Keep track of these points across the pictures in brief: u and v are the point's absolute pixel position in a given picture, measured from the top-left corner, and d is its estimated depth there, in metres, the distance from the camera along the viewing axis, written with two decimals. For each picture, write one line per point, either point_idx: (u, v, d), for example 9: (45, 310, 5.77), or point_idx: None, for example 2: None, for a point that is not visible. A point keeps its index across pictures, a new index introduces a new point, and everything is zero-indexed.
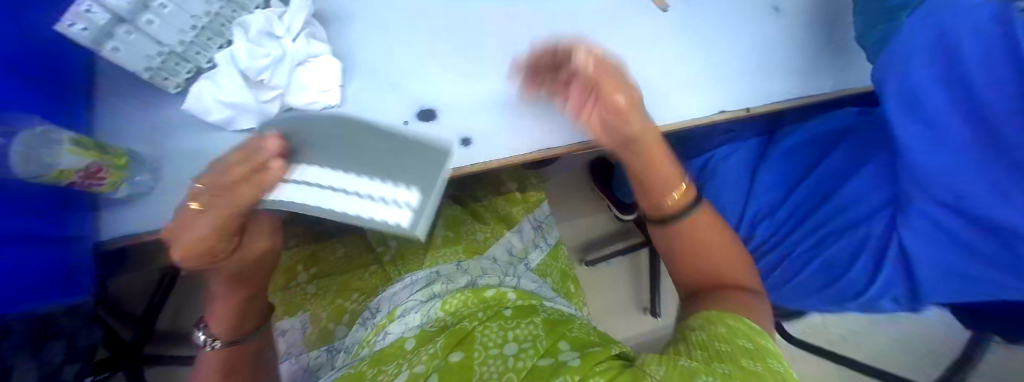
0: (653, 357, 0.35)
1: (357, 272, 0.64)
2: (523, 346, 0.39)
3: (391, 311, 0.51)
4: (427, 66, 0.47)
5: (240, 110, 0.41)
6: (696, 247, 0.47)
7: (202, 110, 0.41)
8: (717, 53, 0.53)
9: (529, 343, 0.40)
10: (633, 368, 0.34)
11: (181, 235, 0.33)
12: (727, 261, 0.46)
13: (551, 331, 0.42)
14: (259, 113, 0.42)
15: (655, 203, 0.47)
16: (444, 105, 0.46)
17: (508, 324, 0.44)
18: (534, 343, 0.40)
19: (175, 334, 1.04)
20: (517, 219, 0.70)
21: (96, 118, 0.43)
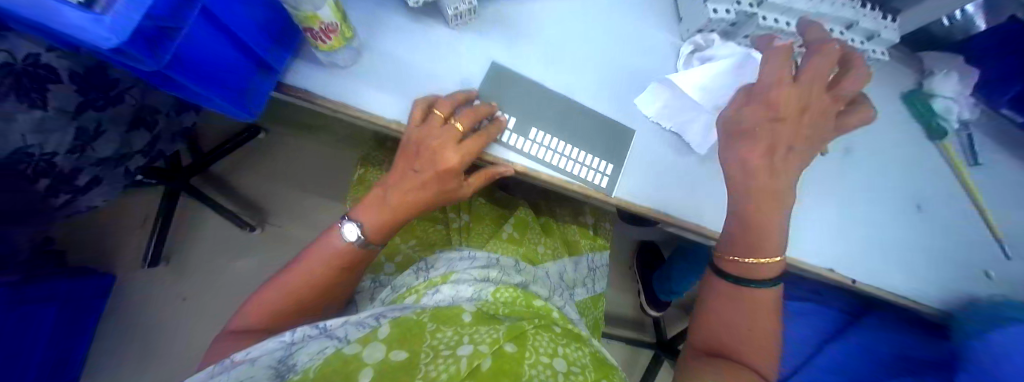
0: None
1: (426, 224, 0.67)
2: (574, 369, 0.41)
3: (447, 274, 0.53)
4: (605, 89, 0.51)
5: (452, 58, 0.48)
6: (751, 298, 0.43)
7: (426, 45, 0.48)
8: (850, 217, 0.55)
9: (578, 368, 0.41)
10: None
11: (446, 145, 0.43)
12: (760, 335, 0.44)
13: (598, 370, 0.43)
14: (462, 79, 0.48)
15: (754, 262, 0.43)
16: (599, 131, 0.49)
17: (560, 341, 0.46)
18: (582, 371, 0.41)
19: (223, 181, 1.10)
20: (580, 249, 0.72)
21: None
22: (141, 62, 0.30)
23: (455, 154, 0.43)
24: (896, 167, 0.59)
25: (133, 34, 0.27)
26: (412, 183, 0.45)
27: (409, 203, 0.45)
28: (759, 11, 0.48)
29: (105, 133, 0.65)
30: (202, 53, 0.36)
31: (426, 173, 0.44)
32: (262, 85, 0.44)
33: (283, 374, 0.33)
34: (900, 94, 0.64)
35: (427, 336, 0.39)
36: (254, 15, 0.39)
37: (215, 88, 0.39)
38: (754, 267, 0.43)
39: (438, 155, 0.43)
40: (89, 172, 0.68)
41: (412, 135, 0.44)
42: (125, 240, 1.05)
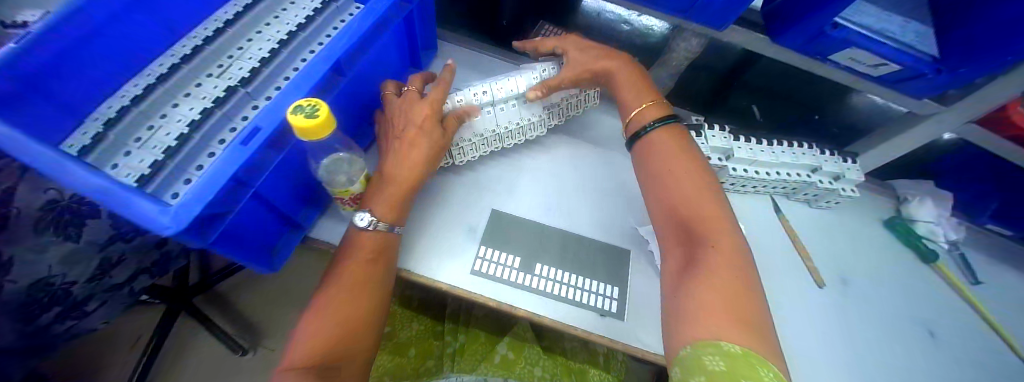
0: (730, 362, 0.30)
1: (418, 359, 0.65)
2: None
3: None
4: (599, 230, 0.54)
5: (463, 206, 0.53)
6: (689, 208, 0.42)
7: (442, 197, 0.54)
8: (861, 350, 0.53)
9: None
10: None
11: (423, 103, 0.47)
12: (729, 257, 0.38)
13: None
14: (470, 227, 0.52)
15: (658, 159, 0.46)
16: (595, 270, 0.51)
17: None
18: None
19: (227, 297, 1.11)
20: (588, 380, 0.68)
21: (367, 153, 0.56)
22: (194, 243, 0.34)
23: (424, 102, 0.47)
24: (897, 293, 0.60)
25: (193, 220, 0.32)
26: (406, 148, 0.45)
27: (411, 162, 0.45)
28: (727, 163, 0.56)
29: (126, 261, 0.67)
30: (244, 223, 0.40)
31: (411, 115, 0.47)
32: (289, 242, 0.47)
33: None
34: (882, 220, 0.68)
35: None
36: (295, 185, 0.44)
37: (246, 252, 0.41)
38: (638, 119, 0.50)
39: (412, 109, 0.47)
40: (100, 297, 0.67)
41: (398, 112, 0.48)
42: (109, 363, 1.00)
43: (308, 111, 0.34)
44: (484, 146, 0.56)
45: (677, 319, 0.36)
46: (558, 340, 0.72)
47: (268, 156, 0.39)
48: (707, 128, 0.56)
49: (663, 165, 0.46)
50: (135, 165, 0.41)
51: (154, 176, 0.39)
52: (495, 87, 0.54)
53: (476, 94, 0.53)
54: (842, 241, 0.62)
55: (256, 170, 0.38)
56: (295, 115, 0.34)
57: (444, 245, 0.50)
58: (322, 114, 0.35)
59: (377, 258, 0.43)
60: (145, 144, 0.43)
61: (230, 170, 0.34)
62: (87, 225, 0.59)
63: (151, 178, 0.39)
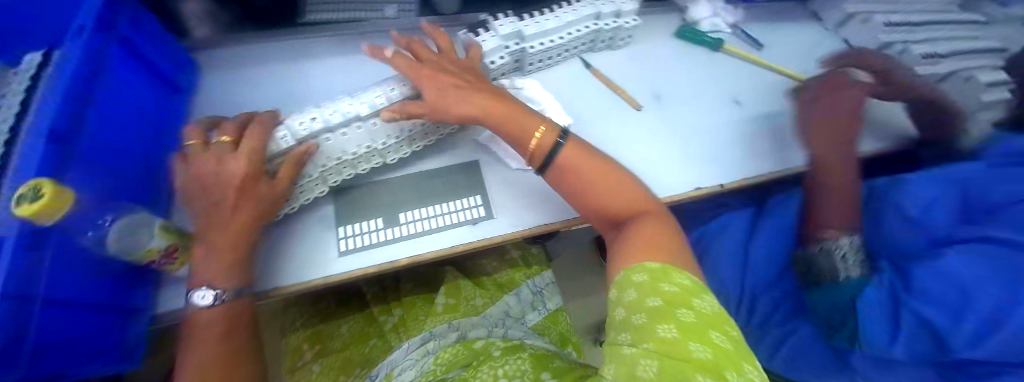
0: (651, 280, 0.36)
1: (359, 345, 0.65)
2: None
3: (387, 374, 0.53)
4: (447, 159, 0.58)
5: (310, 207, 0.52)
6: (614, 197, 0.46)
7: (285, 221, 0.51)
8: (685, 141, 0.64)
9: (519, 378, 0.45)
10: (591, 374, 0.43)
11: (233, 159, 0.43)
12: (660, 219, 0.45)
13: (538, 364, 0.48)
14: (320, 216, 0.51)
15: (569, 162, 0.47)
16: (455, 193, 0.55)
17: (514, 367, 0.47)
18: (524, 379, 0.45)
19: None
20: (519, 283, 0.75)
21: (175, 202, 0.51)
22: None
23: (239, 156, 0.43)
24: (702, 84, 0.72)
25: None
26: (227, 215, 0.42)
27: (235, 227, 0.42)
28: (524, 44, 0.60)
29: None
30: (60, 336, 0.36)
31: (220, 181, 0.42)
32: (137, 326, 0.44)
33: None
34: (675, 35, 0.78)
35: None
36: (100, 272, 0.40)
37: (78, 359, 0.38)
38: (541, 147, 0.47)
39: (224, 166, 0.42)
40: None
41: (201, 177, 0.43)
42: None
43: (28, 197, 0.30)
44: (333, 176, 0.51)
45: (620, 252, 0.42)
46: (482, 269, 0.77)
47: (37, 258, 0.33)
48: (493, 20, 0.59)
49: (578, 163, 0.47)
50: None
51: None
52: (326, 112, 0.51)
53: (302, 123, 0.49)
54: (648, 65, 0.71)
55: (32, 280, 0.32)
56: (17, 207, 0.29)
57: (315, 249, 0.49)
58: (46, 193, 0.31)
59: (235, 330, 0.41)
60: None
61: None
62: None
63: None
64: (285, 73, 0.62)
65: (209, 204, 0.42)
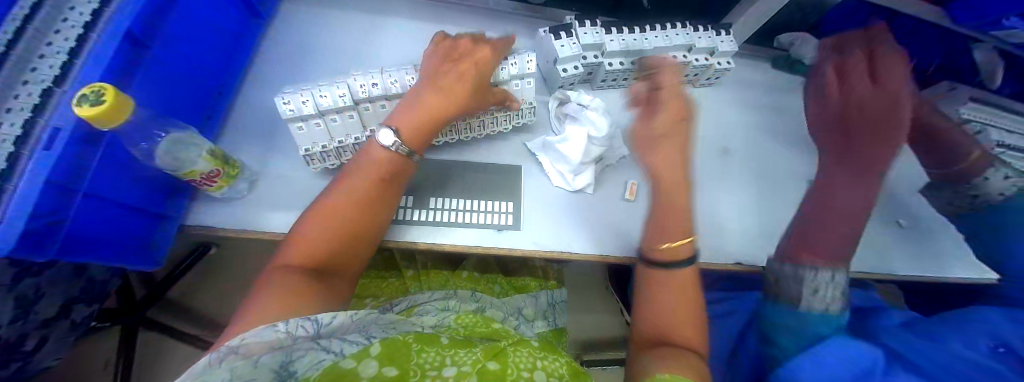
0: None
1: (376, 280, 0.66)
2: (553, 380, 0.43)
3: (411, 306, 0.58)
4: (489, 153, 0.56)
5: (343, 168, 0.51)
6: (664, 307, 0.47)
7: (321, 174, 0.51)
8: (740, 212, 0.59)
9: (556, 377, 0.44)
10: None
11: (486, 52, 0.49)
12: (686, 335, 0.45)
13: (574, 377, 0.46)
14: None
15: (669, 271, 0.48)
16: (490, 192, 0.53)
17: (539, 353, 0.47)
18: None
19: (183, 304, 1.09)
20: (532, 292, 0.69)
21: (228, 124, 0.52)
22: (37, 257, 0.34)
23: (486, 50, 0.49)
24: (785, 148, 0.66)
25: (23, 237, 0.31)
26: (448, 86, 0.47)
27: (448, 99, 0.47)
28: (603, 60, 0.56)
29: (48, 294, 0.69)
30: (96, 226, 0.39)
31: (465, 61, 0.48)
32: (164, 234, 0.46)
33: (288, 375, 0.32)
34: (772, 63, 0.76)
35: (415, 354, 0.40)
36: (139, 176, 0.42)
37: (112, 251, 0.41)
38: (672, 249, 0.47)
39: (475, 53, 0.49)
40: (37, 335, 0.70)
41: (443, 61, 0.49)
42: None
43: (92, 98, 0.31)
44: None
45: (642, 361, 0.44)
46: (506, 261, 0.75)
47: (86, 153, 0.36)
48: (578, 26, 0.55)
49: (666, 274, 0.48)
50: None
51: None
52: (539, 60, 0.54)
53: (362, 87, 0.47)
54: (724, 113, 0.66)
55: (79, 172, 0.36)
56: (77, 105, 0.30)
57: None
58: (108, 99, 0.31)
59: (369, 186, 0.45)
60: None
61: (43, 178, 0.32)
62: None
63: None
64: (356, 22, 0.61)
65: (446, 74, 0.47)
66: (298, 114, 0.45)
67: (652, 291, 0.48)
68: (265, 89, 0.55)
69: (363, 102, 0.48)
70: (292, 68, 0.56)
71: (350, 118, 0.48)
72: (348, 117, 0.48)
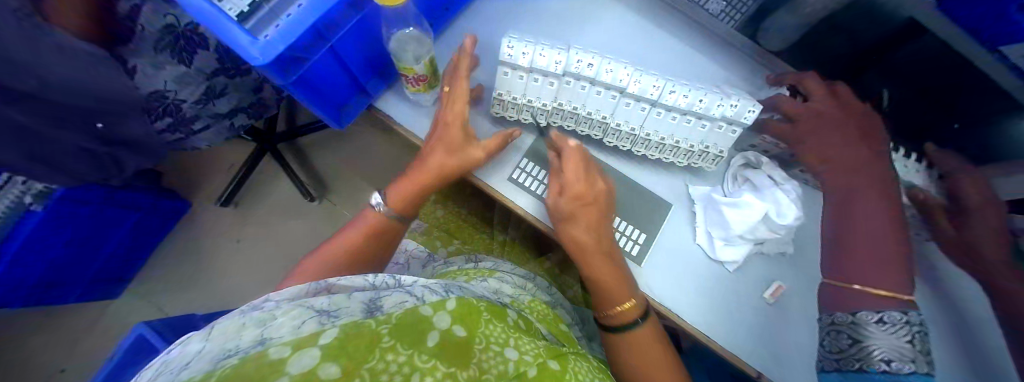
0: None
1: (473, 226, 0.72)
2: None
3: (491, 270, 0.61)
4: (647, 178, 0.54)
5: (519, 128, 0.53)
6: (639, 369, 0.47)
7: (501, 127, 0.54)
8: None
9: None
10: None
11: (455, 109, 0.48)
12: None
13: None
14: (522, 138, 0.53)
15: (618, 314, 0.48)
16: (630, 215, 0.52)
17: (598, 374, 0.47)
18: None
19: (300, 150, 1.25)
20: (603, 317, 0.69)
21: (444, 36, 0.56)
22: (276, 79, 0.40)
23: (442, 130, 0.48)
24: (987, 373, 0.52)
25: (278, 58, 0.37)
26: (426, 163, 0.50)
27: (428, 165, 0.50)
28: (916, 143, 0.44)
29: (227, 95, 0.78)
30: (320, 76, 0.45)
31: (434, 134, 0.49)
32: (357, 105, 0.52)
33: (372, 310, 0.40)
34: None
35: (483, 323, 0.46)
36: (366, 51, 0.47)
37: (319, 101, 0.47)
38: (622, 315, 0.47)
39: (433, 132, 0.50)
40: (204, 121, 0.80)
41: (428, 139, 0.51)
42: (206, 178, 1.24)
43: None
44: (557, 117, 0.51)
45: None
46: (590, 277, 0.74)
47: (346, 16, 0.40)
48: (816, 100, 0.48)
49: (639, 344, 0.48)
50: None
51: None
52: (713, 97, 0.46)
53: (578, 63, 0.45)
54: None
55: (333, 28, 0.40)
56: None
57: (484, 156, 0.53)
58: None
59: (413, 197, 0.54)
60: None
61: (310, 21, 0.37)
62: (196, 55, 0.68)
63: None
64: None
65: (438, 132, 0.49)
66: (513, 61, 0.46)
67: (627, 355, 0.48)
68: (486, 20, 0.57)
69: (567, 76, 0.46)
70: (508, 11, 0.58)
71: (549, 85, 0.48)
72: (548, 84, 0.48)
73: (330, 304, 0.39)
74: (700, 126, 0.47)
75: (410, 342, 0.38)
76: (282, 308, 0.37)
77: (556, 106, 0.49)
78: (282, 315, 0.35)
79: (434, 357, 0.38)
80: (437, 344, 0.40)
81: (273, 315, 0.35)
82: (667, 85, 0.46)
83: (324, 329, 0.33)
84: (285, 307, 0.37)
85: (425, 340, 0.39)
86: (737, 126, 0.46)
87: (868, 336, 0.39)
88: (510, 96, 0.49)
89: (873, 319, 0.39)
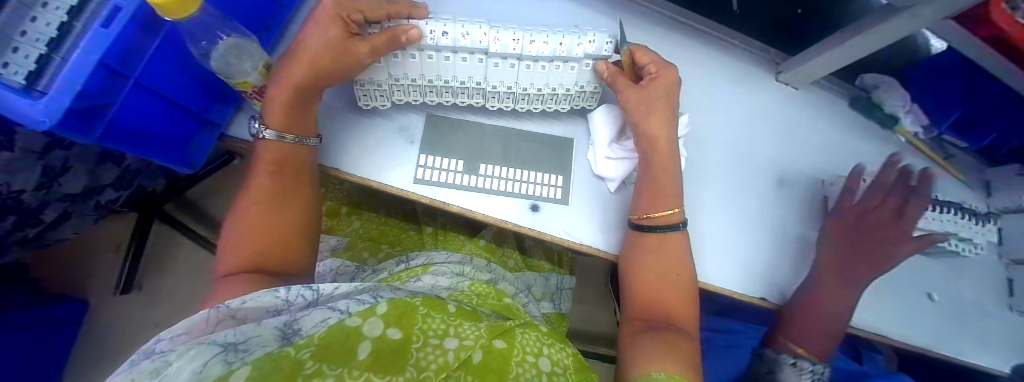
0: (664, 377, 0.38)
1: (399, 229, 0.67)
2: (557, 370, 0.43)
3: (426, 265, 0.58)
4: (537, 132, 0.54)
5: (399, 120, 0.51)
6: (656, 293, 0.49)
7: (381, 123, 0.50)
8: (777, 242, 0.57)
9: (561, 370, 0.44)
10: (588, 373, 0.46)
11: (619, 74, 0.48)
12: (677, 313, 0.49)
13: (579, 370, 0.46)
14: (405, 125, 0.50)
15: (660, 237, 0.49)
16: (529, 166, 0.52)
17: (546, 340, 0.48)
18: (564, 372, 0.44)
19: (198, 207, 1.12)
20: (543, 273, 0.68)
21: (287, 32, 0.50)
22: (80, 139, 0.34)
23: (326, 14, 0.39)
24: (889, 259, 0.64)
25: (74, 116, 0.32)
26: (305, 54, 0.40)
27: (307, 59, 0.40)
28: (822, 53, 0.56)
29: (73, 168, 0.67)
30: (142, 120, 0.40)
31: (321, 14, 0.40)
32: (204, 142, 0.48)
33: (288, 337, 0.35)
34: (847, 99, 0.68)
35: (420, 319, 0.42)
36: (191, 78, 0.42)
37: (153, 147, 0.42)
38: (654, 241, 0.49)
39: (320, 15, 0.40)
40: (56, 207, 0.69)
41: (308, 23, 0.41)
42: (94, 268, 1.08)
43: None
44: (434, 94, 0.49)
45: (634, 353, 0.45)
46: (523, 237, 0.72)
47: (145, 43, 0.36)
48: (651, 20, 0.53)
49: (658, 268, 0.49)
50: (21, 61, 0.35)
51: (43, 71, 0.34)
52: (573, 39, 0.46)
53: (432, 34, 0.42)
54: (790, 143, 0.62)
55: (133, 59, 0.35)
56: None
57: (372, 143, 0.49)
58: None
59: (290, 162, 0.45)
60: (29, 36, 0.36)
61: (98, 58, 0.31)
62: (17, 134, 0.58)
63: (39, 74, 0.34)
64: None
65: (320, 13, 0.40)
66: None
67: (649, 286, 0.50)
68: None
69: (426, 49, 0.43)
70: None
71: (410, 59, 0.44)
72: (410, 58, 0.44)
73: (237, 335, 0.33)
74: (567, 71, 0.48)
75: (339, 361, 0.34)
76: (178, 349, 0.30)
77: (427, 83, 0.47)
78: (175, 361, 0.28)
79: (368, 369, 0.34)
80: (370, 355, 0.36)
81: (168, 363, 0.29)
82: (526, 37, 0.45)
83: (233, 371, 0.29)
84: (182, 347, 0.30)
85: (355, 355, 0.35)
86: (602, 60, 0.48)
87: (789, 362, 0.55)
88: (372, 83, 0.46)
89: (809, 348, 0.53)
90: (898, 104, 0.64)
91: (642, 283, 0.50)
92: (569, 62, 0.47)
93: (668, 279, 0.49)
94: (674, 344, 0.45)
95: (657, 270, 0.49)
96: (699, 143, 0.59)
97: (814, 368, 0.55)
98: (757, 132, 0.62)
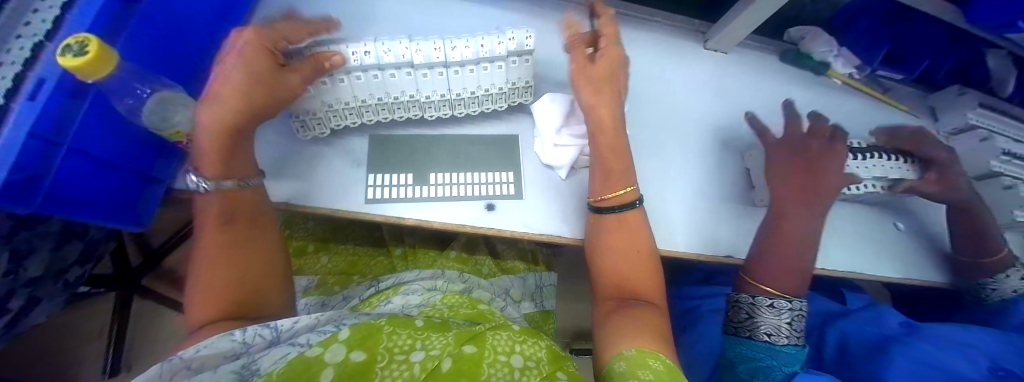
0: (631, 352, 0.38)
1: (368, 256, 0.67)
2: (530, 364, 0.43)
3: (397, 285, 0.58)
4: (482, 134, 0.55)
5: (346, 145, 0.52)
6: (625, 271, 0.49)
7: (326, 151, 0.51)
8: (733, 199, 0.59)
9: (534, 364, 0.43)
10: (565, 365, 0.46)
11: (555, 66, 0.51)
12: (646, 287, 0.49)
13: (553, 360, 0.45)
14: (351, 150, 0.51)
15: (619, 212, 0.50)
16: (479, 169, 0.53)
17: (519, 338, 0.47)
18: (537, 365, 0.43)
19: (175, 274, 1.11)
20: (519, 274, 0.68)
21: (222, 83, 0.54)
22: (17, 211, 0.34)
23: (245, 51, 0.41)
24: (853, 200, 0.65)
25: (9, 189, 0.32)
26: (231, 95, 0.41)
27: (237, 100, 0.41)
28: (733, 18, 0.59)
29: (37, 251, 0.65)
30: (84, 185, 0.40)
31: (237, 52, 0.41)
32: (153, 196, 0.49)
33: (247, 378, 0.33)
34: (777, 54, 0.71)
35: (386, 337, 0.40)
36: (128, 138, 0.44)
37: (104, 210, 0.43)
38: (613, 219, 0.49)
39: (237, 52, 0.41)
40: (24, 294, 0.67)
41: (224, 62, 0.41)
42: (76, 356, 1.04)
43: (75, 49, 0.31)
44: (371, 113, 0.51)
45: (608, 332, 0.44)
46: (494, 242, 0.73)
47: (74, 108, 0.37)
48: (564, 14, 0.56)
49: (622, 247, 0.49)
50: None
51: None
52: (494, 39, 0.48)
53: (354, 55, 0.44)
54: (729, 103, 0.65)
55: (66, 127, 0.36)
56: (60, 56, 0.31)
57: (319, 172, 0.50)
58: (91, 50, 0.31)
59: (244, 195, 0.45)
60: None
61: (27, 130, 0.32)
62: None
63: None
64: None
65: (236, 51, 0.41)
66: None
67: (618, 264, 0.49)
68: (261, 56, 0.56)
69: (353, 71, 0.45)
70: None
71: (339, 84, 0.46)
72: (338, 82, 0.46)
73: None
74: (497, 70, 0.50)
75: None
76: None
77: (362, 103, 0.49)
78: None
79: None
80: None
81: None
82: (448, 44, 0.47)
83: None
84: None
85: None
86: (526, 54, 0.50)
87: (759, 314, 0.50)
88: (307, 113, 0.48)
89: (766, 303, 0.50)
90: (825, 50, 0.67)
91: (611, 262, 0.50)
92: (495, 61, 0.49)
93: (634, 256, 0.49)
94: (644, 318, 0.44)
95: (625, 249, 0.49)
96: (642, 118, 0.61)
97: (793, 306, 0.50)
98: (694, 97, 0.64)
